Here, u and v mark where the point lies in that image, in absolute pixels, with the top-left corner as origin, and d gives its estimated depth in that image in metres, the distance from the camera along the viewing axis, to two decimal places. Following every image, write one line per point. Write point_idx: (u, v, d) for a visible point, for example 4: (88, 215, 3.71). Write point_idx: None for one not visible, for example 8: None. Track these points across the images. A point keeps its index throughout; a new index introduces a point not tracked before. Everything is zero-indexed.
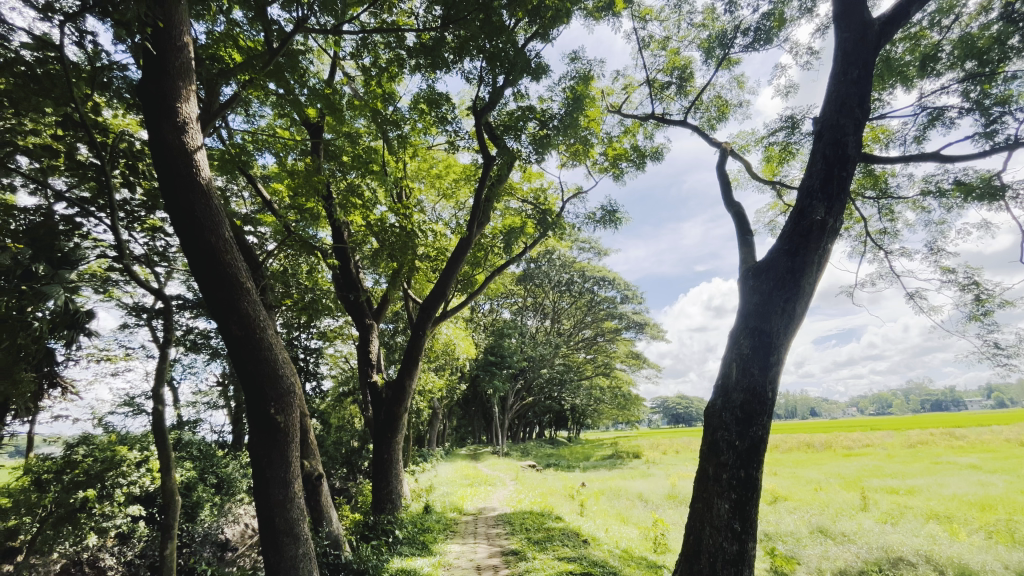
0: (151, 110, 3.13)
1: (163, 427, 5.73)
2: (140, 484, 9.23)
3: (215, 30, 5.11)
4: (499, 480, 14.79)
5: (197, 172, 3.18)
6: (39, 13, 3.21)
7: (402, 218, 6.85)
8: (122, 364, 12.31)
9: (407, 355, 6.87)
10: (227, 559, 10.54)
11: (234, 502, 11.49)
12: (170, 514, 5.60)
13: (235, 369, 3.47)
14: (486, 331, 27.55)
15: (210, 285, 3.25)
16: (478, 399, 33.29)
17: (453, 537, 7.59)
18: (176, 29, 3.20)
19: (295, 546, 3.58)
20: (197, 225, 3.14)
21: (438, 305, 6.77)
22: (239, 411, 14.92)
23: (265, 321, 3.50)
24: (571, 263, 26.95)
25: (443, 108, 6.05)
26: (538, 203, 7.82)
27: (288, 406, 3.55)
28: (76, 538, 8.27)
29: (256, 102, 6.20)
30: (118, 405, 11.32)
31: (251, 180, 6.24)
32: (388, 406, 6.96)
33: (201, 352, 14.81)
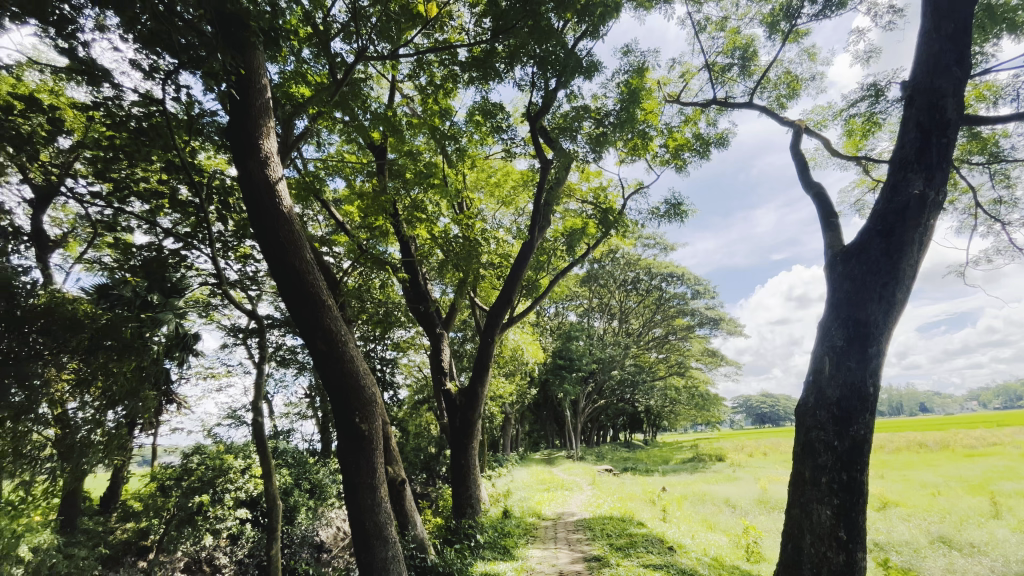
0: (238, 149, 3.45)
1: (262, 437, 6.24)
2: (246, 489, 10.04)
3: (286, 69, 5.51)
4: (576, 484, 14.64)
5: (280, 200, 3.46)
6: (145, 74, 3.63)
7: (465, 228, 7.01)
8: (224, 380, 13.54)
9: (478, 362, 6.99)
10: (323, 560, 11.33)
11: (326, 506, 12.28)
12: (273, 518, 6.07)
13: (323, 382, 3.71)
14: (553, 334, 27.49)
15: (296, 304, 3.51)
16: (549, 404, 33.20)
17: (533, 542, 7.60)
18: (255, 74, 3.50)
19: (385, 548, 3.73)
20: (282, 250, 3.41)
21: (504, 311, 6.84)
22: (326, 421, 15.94)
23: (345, 335, 3.71)
24: (637, 260, 26.08)
25: (497, 117, 6.16)
26: (598, 201, 7.69)
27: (371, 414, 3.74)
28: (195, 538, 9.15)
29: (325, 131, 6.63)
30: (223, 417, 12.47)
31: (325, 204, 6.65)
32: (462, 412, 7.11)
33: (289, 367, 15.98)
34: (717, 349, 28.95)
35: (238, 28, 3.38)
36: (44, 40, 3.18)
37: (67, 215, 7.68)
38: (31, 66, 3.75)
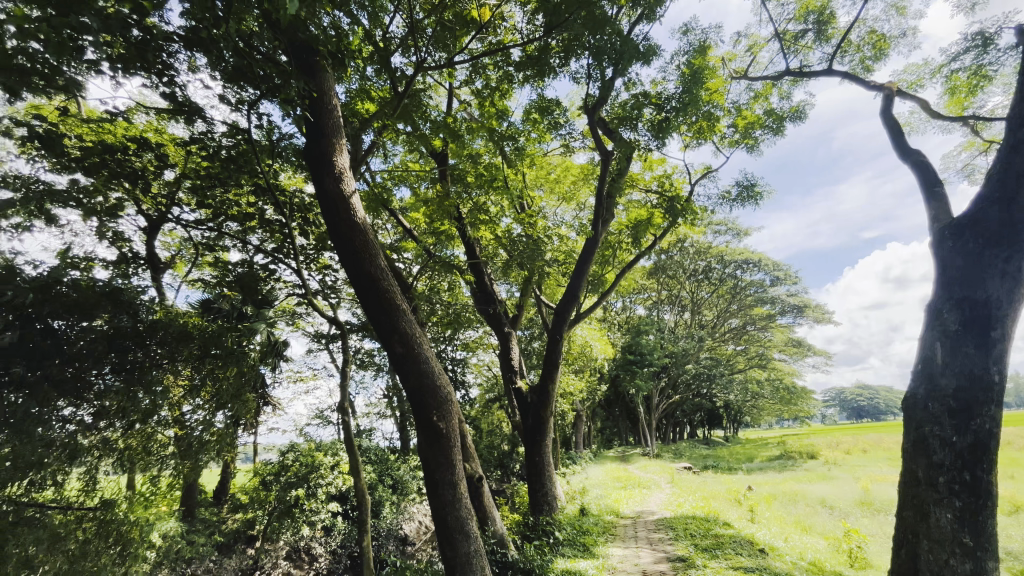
0: (315, 167, 3.70)
1: (350, 436, 6.65)
2: (335, 485, 10.65)
3: (352, 88, 5.83)
4: (654, 482, 14.25)
5: (354, 212, 3.67)
6: (232, 107, 4.00)
7: (527, 227, 7.06)
8: (311, 383, 14.58)
9: (547, 359, 6.99)
10: (408, 552, 11.93)
11: (408, 501, 12.85)
12: (363, 511, 6.45)
13: (402, 383, 3.88)
14: (621, 329, 26.97)
15: (373, 309, 3.70)
16: (620, 400, 32.55)
17: (613, 541, 7.50)
18: (327, 95, 3.74)
19: (467, 543, 3.80)
20: (360, 259, 3.62)
21: (572, 308, 6.79)
22: (404, 419, 16.68)
23: (420, 337, 3.85)
24: (707, 249, 24.87)
25: (554, 113, 6.14)
26: (664, 189, 7.40)
27: (448, 413, 3.85)
28: (294, 530, 9.92)
29: (389, 143, 6.93)
30: (312, 418, 13.45)
31: (393, 213, 6.96)
32: (534, 410, 7.14)
33: (368, 369, 16.90)
34: (803, 338, 26.96)
35: (310, 54, 3.63)
36: (151, 87, 3.59)
37: (174, 239, 8.62)
38: (140, 109, 4.24)
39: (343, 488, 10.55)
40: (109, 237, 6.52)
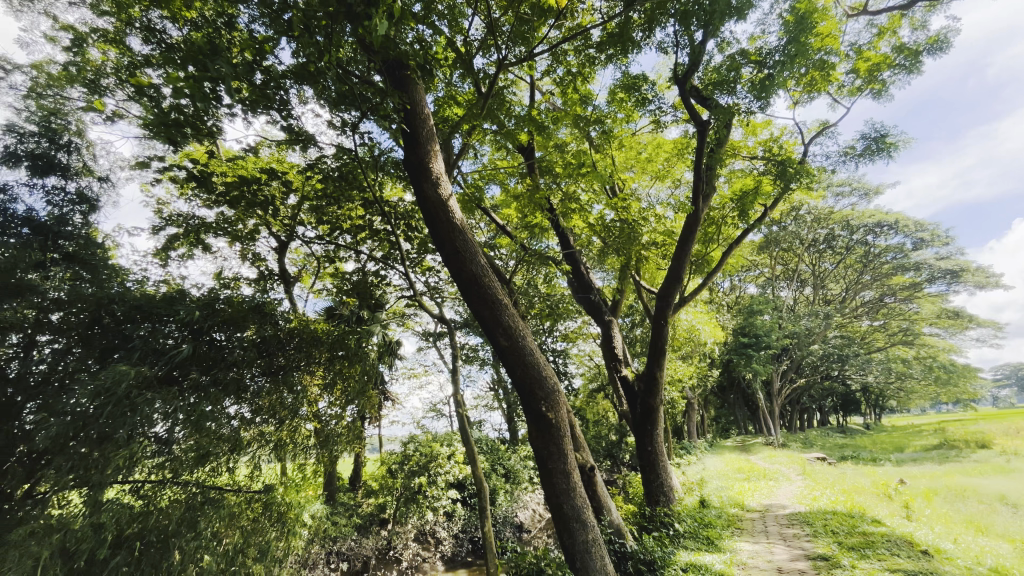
0: (414, 175, 3.94)
1: (464, 427, 7.00)
2: (453, 473, 11.30)
3: (438, 96, 6.07)
4: (781, 474, 13.12)
5: (452, 214, 3.85)
6: (338, 130, 4.36)
7: (621, 210, 6.86)
8: (424, 378, 15.60)
9: (652, 346, 6.73)
10: (525, 539, 12.33)
11: (521, 490, 13.21)
12: (482, 498, 6.70)
13: (508, 375, 3.98)
14: (731, 311, 25.15)
15: (476, 305, 3.85)
16: (735, 386, 30.35)
17: (740, 535, 7.05)
18: (419, 107, 3.97)
19: (585, 533, 3.78)
20: (461, 258, 3.79)
21: (675, 290, 6.46)
22: (511, 411, 17.14)
23: (523, 330, 3.93)
24: (829, 214, 22.14)
25: (641, 89, 5.87)
26: (772, 154, 6.72)
27: (556, 403, 3.88)
28: (420, 514, 10.72)
29: (477, 145, 7.14)
30: (427, 411, 14.40)
31: (486, 212, 7.14)
32: (642, 399, 6.92)
33: (474, 363, 17.65)
34: (960, 308, 22.95)
35: (402, 72, 3.89)
36: (272, 122, 4.04)
37: (299, 255, 9.71)
38: (264, 143, 4.83)
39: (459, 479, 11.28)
40: (250, 258, 7.55)
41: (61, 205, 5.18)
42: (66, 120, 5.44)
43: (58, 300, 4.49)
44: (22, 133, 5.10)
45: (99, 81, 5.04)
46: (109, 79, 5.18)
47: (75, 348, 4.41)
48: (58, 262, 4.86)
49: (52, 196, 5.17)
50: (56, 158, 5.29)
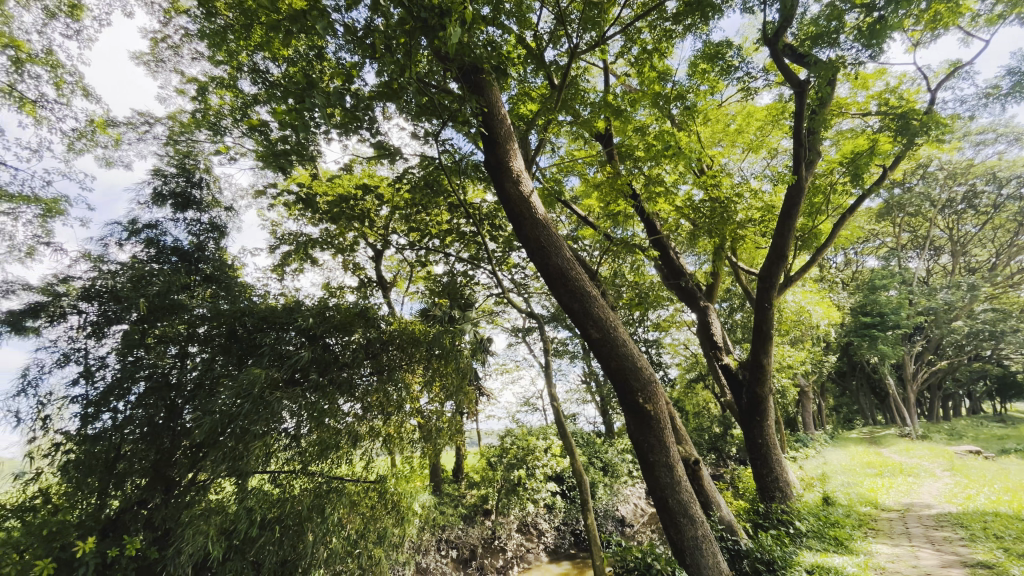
0: (496, 175, 4.03)
1: (559, 421, 7.03)
2: (551, 466, 11.41)
3: (513, 94, 6.13)
4: (923, 469, 11.54)
5: (534, 209, 3.89)
6: (421, 140, 4.57)
7: (711, 189, 6.45)
8: (516, 373, 15.91)
9: (757, 331, 6.24)
10: (628, 533, 12.19)
11: (621, 484, 12.96)
12: (583, 492, 6.65)
13: (602, 367, 3.92)
14: (847, 288, 22.58)
15: (564, 297, 3.84)
16: (857, 371, 27.23)
17: (875, 537, 6.33)
18: (495, 108, 4.05)
19: (693, 528, 3.62)
20: (547, 252, 3.81)
21: (779, 268, 5.94)
22: (605, 403, 16.88)
23: (614, 320, 3.86)
24: (967, 168, 18.94)
25: (725, 57, 5.46)
26: (890, 107, 5.91)
27: (654, 394, 3.75)
28: (521, 506, 10.95)
29: (553, 138, 7.11)
30: (521, 405, 14.67)
31: (567, 204, 7.08)
32: (748, 388, 6.45)
33: (564, 356, 17.64)
34: None
35: (477, 76, 4.00)
36: (362, 140, 4.34)
37: (394, 262, 10.37)
38: (356, 160, 5.20)
39: (570, 466, 10.39)
40: (352, 268, 8.20)
41: (199, 234, 6.08)
42: (196, 160, 6.32)
43: (202, 316, 5.36)
44: (166, 175, 6.03)
45: (219, 123, 5.76)
46: (226, 119, 5.90)
47: (218, 356, 5.21)
48: (201, 282, 5.76)
49: (191, 227, 6.07)
50: (192, 194, 6.13)
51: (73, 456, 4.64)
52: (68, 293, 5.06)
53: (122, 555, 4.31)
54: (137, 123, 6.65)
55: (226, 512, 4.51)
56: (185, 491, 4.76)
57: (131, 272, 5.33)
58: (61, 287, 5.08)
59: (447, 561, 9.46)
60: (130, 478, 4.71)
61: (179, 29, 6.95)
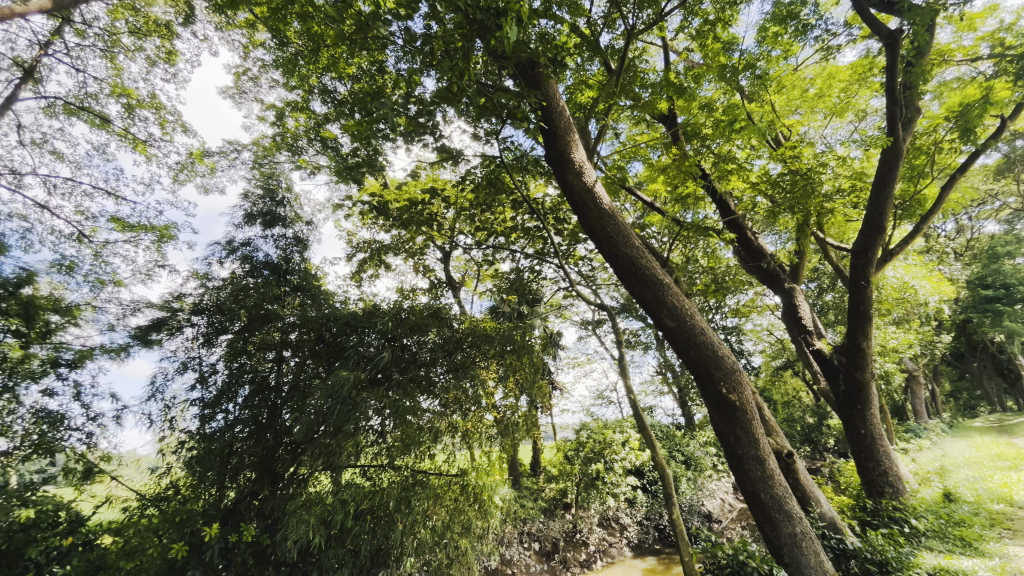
0: (557, 168, 4.01)
1: (637, 413, 6.87)
2: (630, 459, 11.16)
3: (570, 84, 6.05)
4: None
5: (599, 200, 3.85)
6: (481, 140, 4.63)
7: (790, 161, 5.98)
8: (588, 366, 15.75)
9: (853, 312, 5.71)
10: (716, 529, 11.65)
11: (705, 478, 12.42)
12: (666, 485, 6.45)
13: (679, 357, 3.78)
14: (961, 258, 19.99)
15: (636, 287, 3.75)
16: (978, 352, 24.09)
17: (1013, 538, 5.57)
18: (554, 101, 4.05)
19: (791, 525, 3.38)
20: (614, 242, 3.74)
21: (876, 241, 5.39)
22: (683, 395, 16.24)
23: (689, 307, 3.71)
24: None
25: (799, 16, 5.04)
26: (1006, 48, 5.15)
27: (738, 383, 3.55)
28: (602, 499, 10.81)
29: (613, 124, 6.93)
30: (595, 398, 14.49)
31: (632, 191, 6.88)
32: (846, 374, 5.92)
33: (637, 348, 17.19)
34: None
35: (534, 73, 4.03)
36: (426, 146, 4.48)
37: (462, 262, 10.62)
38: (421, 166, 5.39)
39: (650, 461, 10.15)
40: (423, 270, 8.51)
41: (285, 248, 6.60)
42: (279, 181, 6.86)
43: (293, 324, 5.83)
44: (254, 197, 6.61)
45: (297, 143, 6.20)
46: (303, 140, 6.34)
47: (308, 360, 5.63)
48: (290, 292, 6.22)
49: (279, 241, 6.60)
50: (277, 211, 6.66)
51: (195, 452, 5.23)
52: (182, 308, 5.73)
53: (241, 540, 4.80)
54: (228, 151, 7.34)
55: (325, 503, 4.88)
56: (288, 483, 5.20)
57: (231, 286, 5.92)
58: (176, 303, 5.77)
59: (530, 553, 9.54)
60: (242, 472, 5.21)
61: (257, 62, 7.57)
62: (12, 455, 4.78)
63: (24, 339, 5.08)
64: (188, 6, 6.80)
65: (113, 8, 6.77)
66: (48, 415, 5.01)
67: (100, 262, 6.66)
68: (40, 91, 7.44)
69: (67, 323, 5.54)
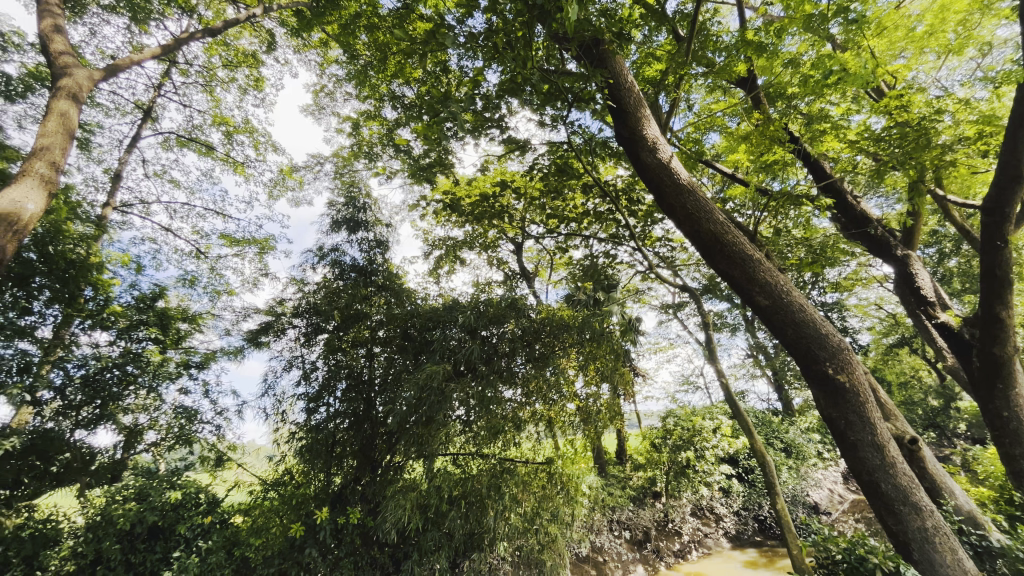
0: (630, 147, 3.87)
1: (729, 398, 6.53)
2: (722, 447, 10.61)
3: (635, 59, 5.82)
4: None
5: (676, 176, 3.67)
6: (547, 127, 4.59)
7: (896, 113, 5.31)
8: (670, 352, 15.20)
9: (986, 277, 4.98)
10: (825, 521, 10.78)
11: (809, 466, 11.47)
12: (766, 473, 6.06)
13: (775, 337, 3.51)
14: None
15: (723, 265, 3.54)
16: None
17: None
18: (621, 78, 3.91)
19: (919, 518, 3.02)
20: (695, 218, 3.55)
21: (1013, 193, 4.64)
22: (779, 378, 15.13)
23: (785, 283, 3.44)
24: None
25: None
26: None
27: (847, 363, 3.24)
28: (694, 489, 10.37)
29: (686, 95, 6.56)
30: (680, 384, 13.96)
31: (710, 164, 6.49)
32: (980, 348, 5.18)
33: (723, 330, 16.30)
34: None
35: (599, 52, 3.92)
36: (493, 140, 4.52)
37: (534, 252, 10.66)
38: (489, 160, 5.45)
39: (739, 450, 9.77)
40: (497, 263, 8.63)
41: (368, 250, 7.01)
42: (359, 188, 7.30)
43: (380, 322, 6.20)
44: (338, 206, 7.08)
45: (373, 151, 6.55)
46: (377, 147, 6.67)
47: (396, 354, 5.97)
48: (376, 291, 6.59)
49: (362, 245, 7.02)
50: (359, 217, 7.08)
51: (304, 441, 5.70)
52: (285, 312, 6.31)
53: (349, 522, 5.23)
54: (313, 165, 7.92)
55: (420, 489, 5.17)
56: (386, 470, 5.57)
57: (324, 289, 6.40)
58: (279, 308, 6.36)
59: (622, 541, 9.42)
60: (345, 460, 5.65)
61: (332, 77, 8.06)
62: (160, 444, 5.52)
63: (162, 345, 5.80)
64: (270, 35, 7.40)
65: (209, 46, 7.55)
66: (184, 411, 5.70)
67: (215, 274, 7.51)
68: (158, 128, 8.51)
69: (194, 329, 6.29)
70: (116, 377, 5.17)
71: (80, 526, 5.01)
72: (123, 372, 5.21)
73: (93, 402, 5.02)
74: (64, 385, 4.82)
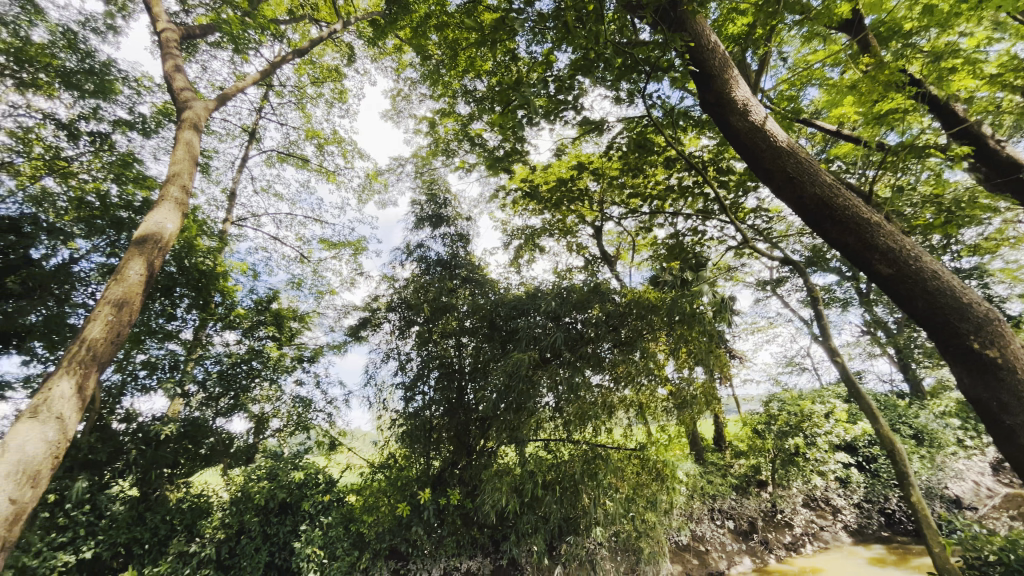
0: (717, 113, 3.61)
1: (845, 382, 5.94)
2: (837, 434, 9.43)
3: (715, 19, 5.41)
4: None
5: (772, 138, 3.36)
6: (623, 102, 4.41)
7: None
8: (770, 331, 14.12)
9: None
10: (969, 517, 9.47)
11: (947, 456, 10.07)
12: (896, 461, 5.42)
13: (902, 309, 3.10)
14: None
15: (833, 231, 3.19)
16: None
17: None
18: (703, 40, 3.65)
19: None
20: (798, 182, 3.23)
21: None
22: (904, 356, 13.44)
23: (912, 248, 3.03)
24: None
25: None
26: None
27: (998, 335, 2.77)
28: (804, 478, 9.56)
29: (777, 48, 5.96)
30: (783, 366, 12.93)
31: (809, 123, 5.86)
32: None
33: (831, 306, 14.79)
34: None
35: (677, 15, 3.69)
36: (565, 124, 4.48)
37: (615, 235, 10.38)
38: (564, 145, 5.38)
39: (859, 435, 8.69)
40: (577, 248, 8.52)
41: (451, 244, 7.25)
42: (439, 185, 7.55)
43: (467, 312, 6.41)
44: (421, 203, 7.39)
45: (449, 148, 6.74)
46: (453, 144, 6.85)
47: (483, 343, 6.17)
48: (461, 283, 6.82)
49: (445, 239, 7.28)
50: (441, 212, 7.34)
51: (405, 427, 6.08)
52: (380, 307, 6.76)
53: (450, 503, 5.64)
54: (395, 167, 8.33)
55: (514, 474, 5.41)
56: (480, 454, 5.84)
57: (413, 284, 6.76)
58: (375, 303, 6.83)
59: (724, 531, 9.01)
60: (443, 444, 5.97)
61: (407, 81, 8.39)
62: (283, 430, 6.21)
63: (279, 341, 6.49)
64: (350, 48, 7.85)
65: (298, 66, 8.19)
66: (301, 400, 6.36)
67: (318, 276, 8.23)
68: (262, 147, 9.42)
69: (304, 327, 6.94)
70: (244, 371, 5.91)
71: (226, 500, 5.58)
72: (249, 367, 5.95)
73: (229, 394, 5.76)
74: (205, 379, 5.63)
